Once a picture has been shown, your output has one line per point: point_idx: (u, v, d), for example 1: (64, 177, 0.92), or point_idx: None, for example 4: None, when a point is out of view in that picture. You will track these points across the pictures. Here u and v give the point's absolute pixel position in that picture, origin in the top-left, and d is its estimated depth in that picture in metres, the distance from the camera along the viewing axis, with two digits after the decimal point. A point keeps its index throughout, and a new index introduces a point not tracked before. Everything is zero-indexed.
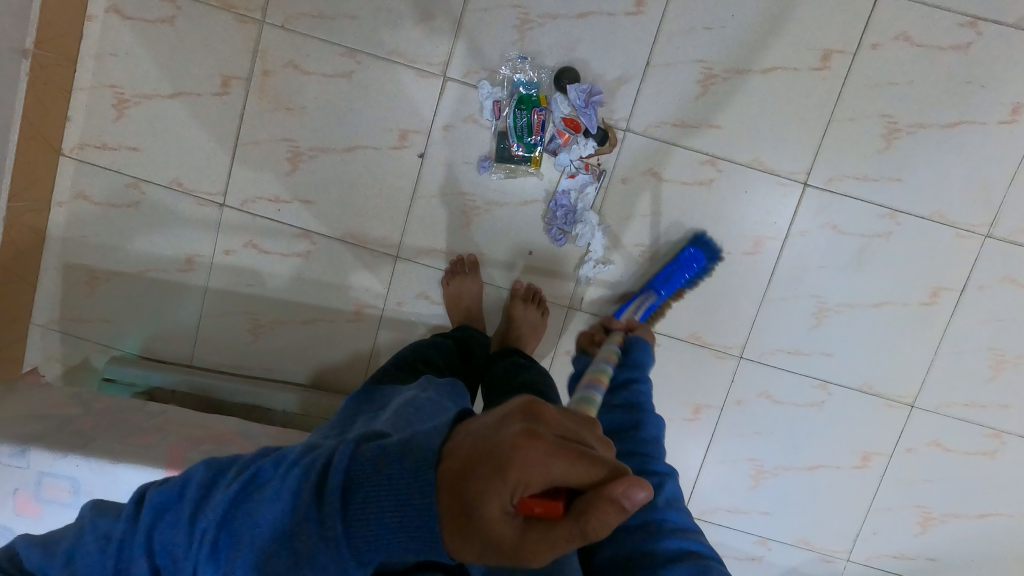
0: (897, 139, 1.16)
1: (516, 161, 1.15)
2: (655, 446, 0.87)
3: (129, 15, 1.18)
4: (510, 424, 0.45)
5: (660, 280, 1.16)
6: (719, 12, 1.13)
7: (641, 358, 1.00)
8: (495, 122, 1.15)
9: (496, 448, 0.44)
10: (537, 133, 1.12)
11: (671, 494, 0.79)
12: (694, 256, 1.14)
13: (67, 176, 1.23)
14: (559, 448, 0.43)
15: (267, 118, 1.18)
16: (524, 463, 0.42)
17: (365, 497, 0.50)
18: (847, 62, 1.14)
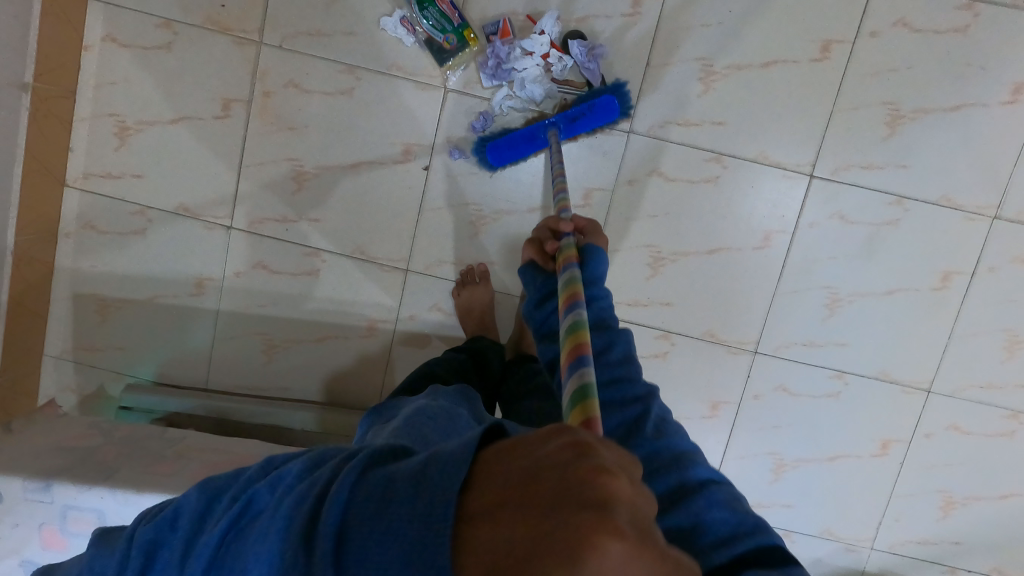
0: (900, 125, 1.15)
1: (455, 52, 1.12)
2: (630, 365, 0.75)
3: (126, 43, 1.17)
4: (581, 510, 0.34)
5: (568, 123, 1.11)
6: (716, 9, 1.12)
7: (597, 267, 0.88)
8: (414, 37, 1.13)
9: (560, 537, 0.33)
10: (453, 18, 1.10)
11: (661, 415, 0.68)
12: (607, 106, 1.09)
13: (72, 207, 1.23)
14: (641, 550, 0.34)
15: (269, 138, 1.18)
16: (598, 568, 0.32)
17: (375, 539, 0.41)
18: (847, 51, 1.13)
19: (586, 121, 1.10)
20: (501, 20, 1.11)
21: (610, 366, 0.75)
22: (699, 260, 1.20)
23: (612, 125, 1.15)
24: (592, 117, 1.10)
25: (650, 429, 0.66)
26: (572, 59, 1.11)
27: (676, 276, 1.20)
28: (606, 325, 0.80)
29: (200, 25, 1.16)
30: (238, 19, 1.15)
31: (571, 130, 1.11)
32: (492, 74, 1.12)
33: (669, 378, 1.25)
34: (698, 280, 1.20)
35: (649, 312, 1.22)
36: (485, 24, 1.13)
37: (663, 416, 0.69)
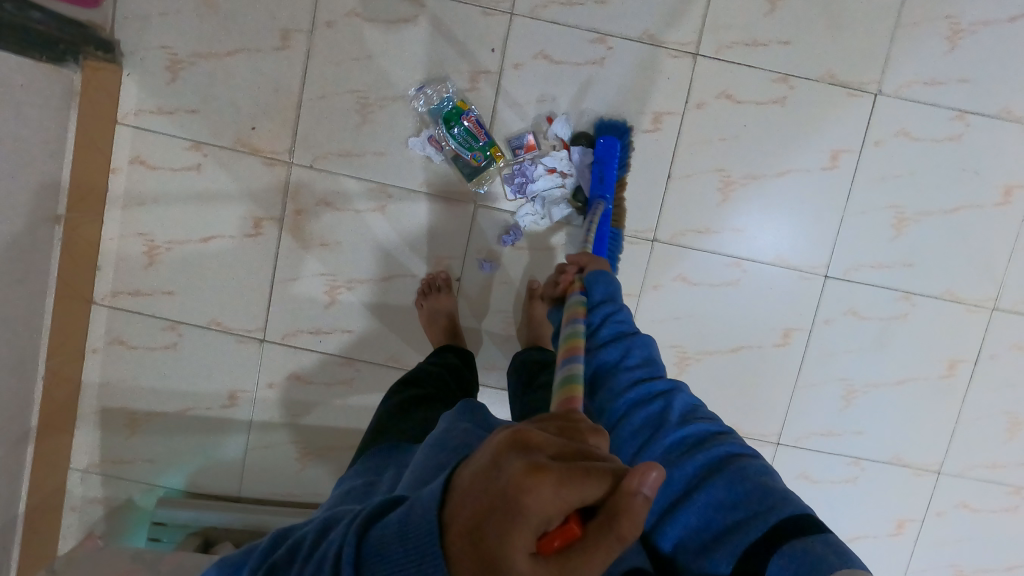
0: (905, 227, 1.22)
1: (483, 166, 1.16)
2: (652, 366, 0.78)
3: (155, 164, 1.18)
4: (506, 463, 0.40)
5: (597, 184, 1.13)
6: (733, 122, 1.18)
7: (607, 290, 0.89)
8: (441, 154, 1.16)
9: (498, 493, 0.39)
10: (479, 135, 1.13)
11: (682, 408, 0.71)
12: (608, 145, 1.13)
13: (99, 324, 1.23)
14: (569, 475, 0.39)
15: (300, 254, 1.20)
16: (539, 502, 0.38)
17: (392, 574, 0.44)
18: (855, 159, 1.20)
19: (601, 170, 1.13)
20: (527, 136, 1.16)
21: (629, 371, 0.77)
22: (722, 358, 1.25)
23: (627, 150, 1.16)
24: (608, 164, 1.12)
25: (677, 417, 0.69)
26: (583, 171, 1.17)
27: (701, 373, 1.26)
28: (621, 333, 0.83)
29: (231, 147, 1.17)
30: (268, 140, 1.17)
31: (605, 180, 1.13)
32: (518, 190, 1.17)
33: None
34: (722, 377, 1.26)
35: None
36: (511, 137, 1.17)
37: (691, 406, 0.71)
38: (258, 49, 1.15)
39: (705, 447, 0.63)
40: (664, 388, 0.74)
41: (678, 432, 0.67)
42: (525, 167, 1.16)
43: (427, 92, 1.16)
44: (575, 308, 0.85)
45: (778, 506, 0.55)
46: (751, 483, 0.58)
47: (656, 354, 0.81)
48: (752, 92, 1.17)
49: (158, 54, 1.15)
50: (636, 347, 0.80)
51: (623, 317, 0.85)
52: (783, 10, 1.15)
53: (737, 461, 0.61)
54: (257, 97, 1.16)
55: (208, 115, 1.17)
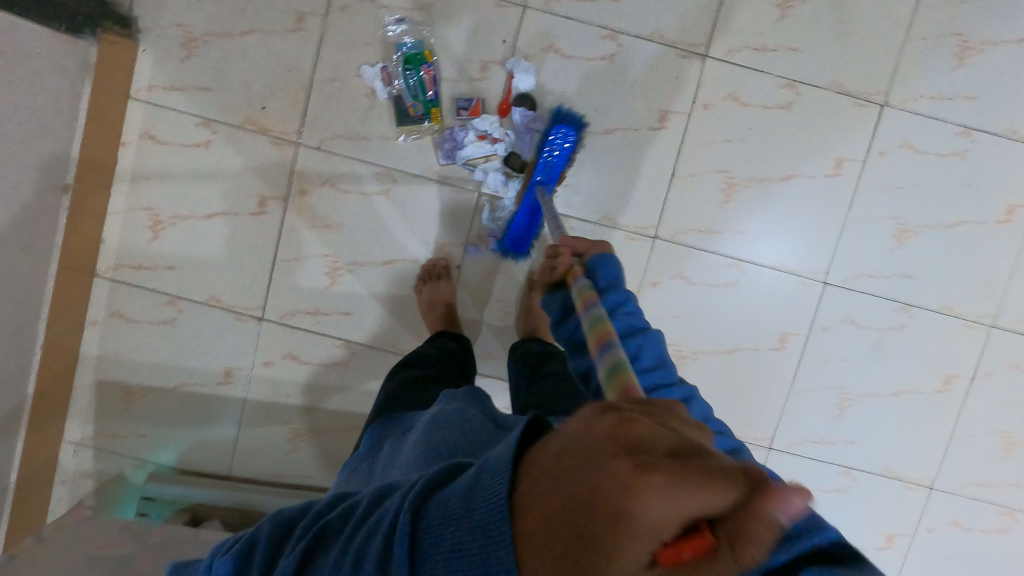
0: (906, 239, 1.22)
1: (417, 119, 1.17)
2: (664, 365, 0.81)
3: (164, 139, 1.20)
4: (610, 457, 0.34)
5: (541, 167, 1.15)
6: (738, 125, 1.19)
7: (611, 275, 0.89)
8: (388, 89, 1.17)
9: (596, 491, 0.33)
10: (429, 88, 1.15)
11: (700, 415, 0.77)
12: (564, 133, 1.14)
13: (100, 296, 1.24)
14: (684, 472, 0.32)
15: (303, 234, 1.21)
16: (646, 503, 0.32)
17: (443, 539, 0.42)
18: (859, 170, 1.20)
19: (557, 159, 1.15)
20: (475, 99, 1.17)
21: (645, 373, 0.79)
22: (717, 359, 1.25)
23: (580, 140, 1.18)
24: (558, 154, 1.15)
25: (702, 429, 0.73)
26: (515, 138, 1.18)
27: (696, 373, 1.26)
28: (633, 330, 0.83)
29: (241, 125, 1.19)
30: (277, 120, 1.18)
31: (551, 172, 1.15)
32: (447, 156, 1.18)
33: None
34: (717, 379, 1.26)
35: None
36: (457, 97, 1.18)
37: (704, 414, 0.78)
38: (272, 30, 1.16)
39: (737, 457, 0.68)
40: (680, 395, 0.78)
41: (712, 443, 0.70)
42: (456, 132, 1.16)
43: (404, 27, 1.16)
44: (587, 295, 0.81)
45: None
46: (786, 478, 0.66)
47: (665, 351, 0.83)
48: (759, 96, 1.18)
49: (174, 31, 1.16)
50: (647, 346, 0.82)
51: (631, 308, 0.85)
52: (793, 16, 1.17)
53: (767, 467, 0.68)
54: (268, 78, 1.17)
55: (220, 93, 1.18)
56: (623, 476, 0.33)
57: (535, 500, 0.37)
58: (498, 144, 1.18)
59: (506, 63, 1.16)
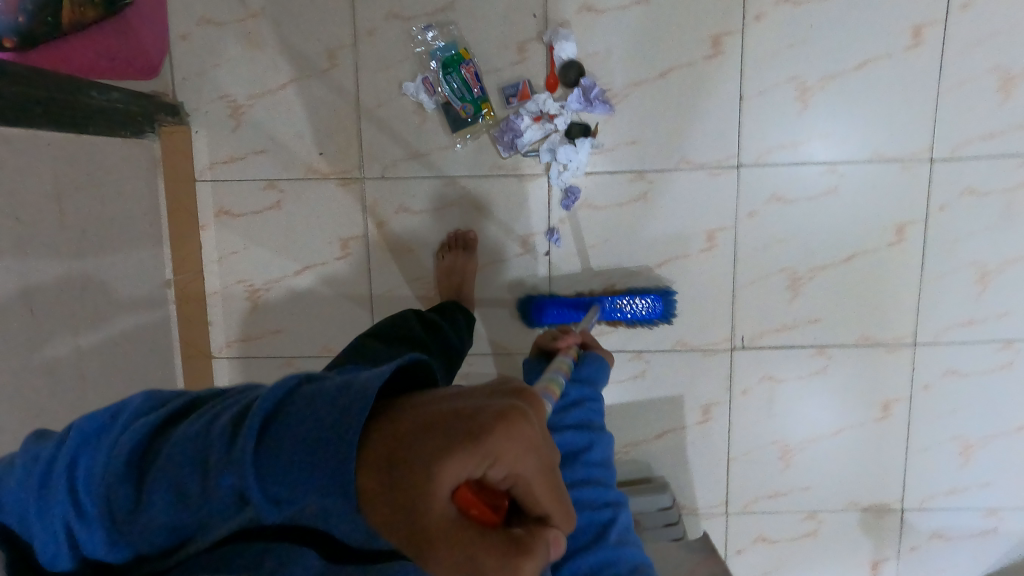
0: (1012, 87, 1.13)
1: (471, 120, 1.15)
2: (605, 470, 0.88)
3: (237, 211, 1.21)
4: (494, 402, 0.43)
5: (614, 313, 1.20)
6: (798, 25, 1.12)
7: (593, 373, 0.97)
8: (434, 99, 1.15)
9: (472, 415, 0.42)
10: (474, 86, 1.13)
11: (621, 528, 0.84)
12: (653, 306, 1.19)
13: (222, 375, 1.28)
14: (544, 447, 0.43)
15: (393, 264, 1.22)
16: (512, 440, 0.41)
17: (300, 424, 0.43)
18: (940, 33, 1.12)
19: (629, 319, 1.20)
20: (521, 83, 1.14)
21: (587, 467, 0.87)
22: (837, 271, 1.21)
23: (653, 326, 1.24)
24: (633, 314, 1.20)
25: (615, 535, 0.83)
26: (573, 109, 1.14)
27: (818, 293, 1.22)
28: (588, 426, 0.91)
29: (304, 177, 1.19)
30: (338, 161, 1.19)
31: (613, 317, 1.20)
32: (508, 147, 1.16)
33: (835, 390, 1.27)
34: (843, 290, 1.22)
35: (799, 334, 1.24)
36: (504, 85, 1.15)
37: (625, 524, 0.85)
38: (308, 75, 1.16)
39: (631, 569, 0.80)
40: (611, 500, 0.85)
41: (614, 550, 0.81)
42: (513, 123, 1.14)
43: (433, 32, 1.14)
44: (562, 366, 0.89)
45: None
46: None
47: (609, 454, 0.90)
48: None
49: (219, 104, 1.18)
50: (597, 445, 0.89)
51: (597, 404, 0.93)
52: None
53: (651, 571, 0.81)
54: (318, 123, 1.18)
55: (276, 152, 1.19)
56: (503, 413, 0.42)
57: (411, 424, 0.42)
58: (557, 120, 1.15)
59: (544, 37, 1.13)
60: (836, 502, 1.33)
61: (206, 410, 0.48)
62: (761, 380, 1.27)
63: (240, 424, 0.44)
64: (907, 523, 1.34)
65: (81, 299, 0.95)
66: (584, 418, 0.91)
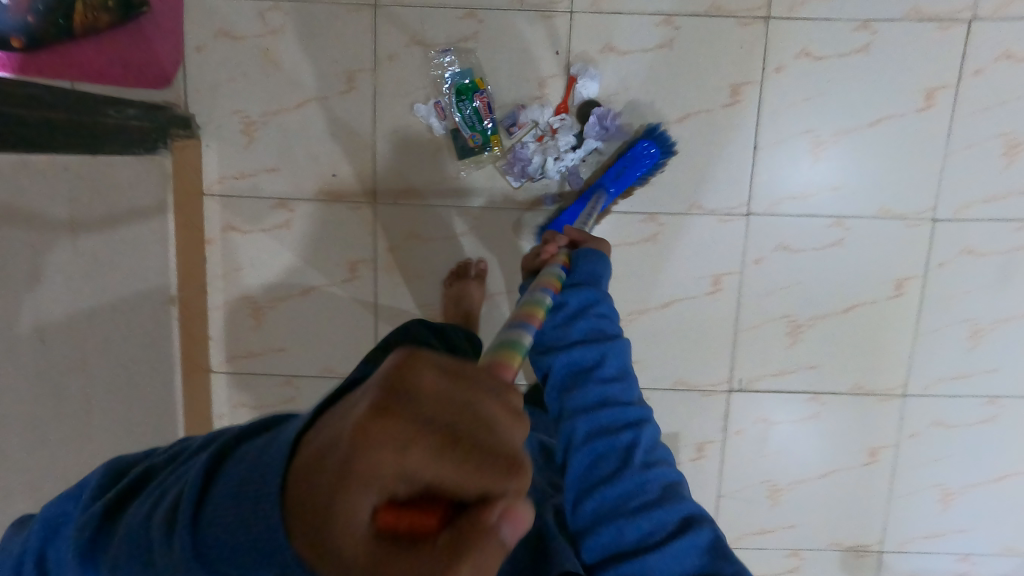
0: (1018, 153, 1.15)
1: (477, 150, 1.14)
2: (624, 376, 0.82)
3: (245, 228, 1.20)
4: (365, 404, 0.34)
5: (614, 179, 1.13)
6: (816, 80, 1.14)
7: (592, 272, 0.92)
8: (443, 123, 1.15)
9: (345, 436, 0.33)
10: (487, 116, 1.12)
11: (646, 446, 0.76)
12: (647, 150, 1.12)
13: (221, 389, 1.27)
14: (432, 431, 0.32)
15: (399, 289, 1.22)
16: (382, 455, 0.31)
17: (221, 509, 0.39)
18: (953, 95, 1.14)
19: (630, 172, 1.13)
20: (518, 110, 1.14)
21: (602, 384, 0.80)
22: (837, 320, 1.23)
23: (661, 166, 1.15)
24: (637, 167, 1.13)
25: (641, 457, 0.75)
26: (591, 136, 1.14)
27: (817, 341, 1.24)
28: (599, 336, 0.84)
29: (316, 197, 1.19)
30: (351, 184, 1.18)
31: (618, 185, 1.13)
32: (519, 176, 1.16)
33: (826, 435, 1.30)
34: (841, 339, 1.24)
35: (795, 378, 1.26)
36: (505, 114, 1.15)
37: (653, 442, 0.77)
38: (325, 96, 1.15)
39: (668, 499, 0.71)
40: (631, 418, 0.78)
41: (643, 476, 0.73)
42: (520, 152, 1.14)
43: (450, 57, 1.14)
44: (548, 280, 0.86)
45: (732, 559, 0.67)
46: (704, 540, 0.68)
47: (629, 361, 0.84)
48: (831, 44, 1.13)
49: (232, 120, 1.16)
50: (610, 355, 0.82)
51: (603, 308, 0.87)
52: None
53: (704, 523, 0.70)
54: (333, 144, 1.17)
55: (288, 170, 1.18)
56: (364, 423, 0.32)
57: (308, 459, 0.36)
58: (580, 150, 1.15)
59: (572, 70, 1.13)
60: (820, 542, 1.35)
61: (157, 493, 0.46)
62: (755, 423, 1.29)
63: (174, 517, 0.41)
64: (885, 564, 1.36)
65: (90, 318, 0.94)
66: (594, 329, 0.85)
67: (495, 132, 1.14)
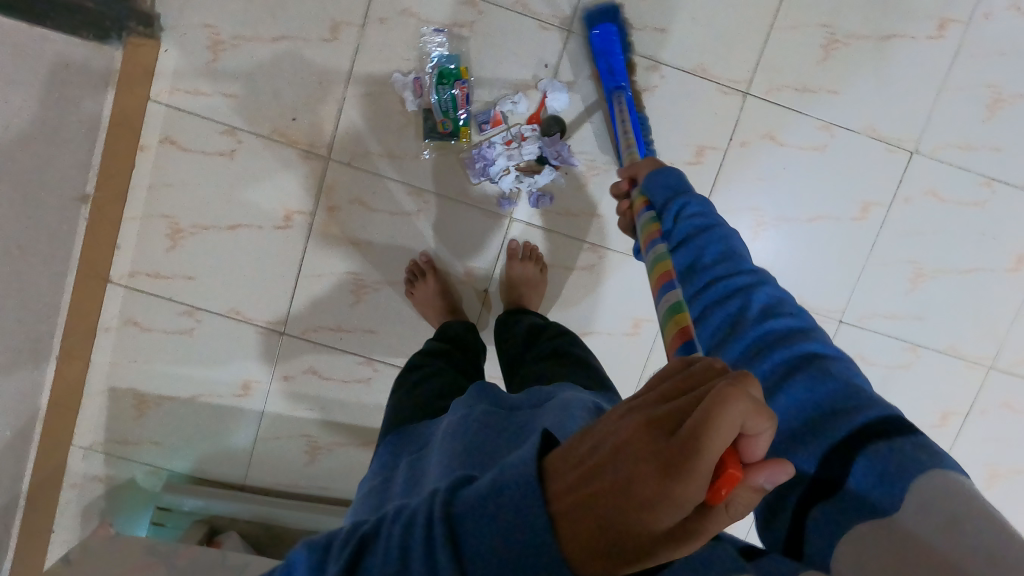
0: (922, 282, 1.26)
1: (444, 136, 1.14)
2: (734, 254, 0.67)
3: (186, 146, 1.14)
4: (627, 448, 0.37)
5: (608, 76, 1.10)
6: (771, 164, 1.20)
7: (672, 184, 0.76)
8: (417, 101, 1.14)
9: (619, 486, 0.36)
10: (462, 106, 1.12)
11: (762, 302, 0.61)
12: (604, 34, 1.09)
13: (114, 303, 1.19)
14: (698, 438, 0.35)
15: (330, 251, 1.19)
16: (683, 483, 0.35)
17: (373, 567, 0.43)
18: (883, 213, 1.23)
19: (608, 59, 1.09)
20: (494, 111, 1.15)
21: (708, 269, 0.66)
22: None
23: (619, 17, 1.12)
24: (615, 53, 1.09)
25: (758, 312, 0.60)
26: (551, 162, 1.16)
27: None
28: (703, 225, 0.69)
29: (269, 136, 1.14)
30: (309, 134, 1.15)
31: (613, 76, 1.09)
32: (479, 174, 1.16)
33: None
34: None
35: None
36: (478, 110, 1.15)
37: (776, 299, 0.61)
38: (306, 38, 1.12)
39: (785, 344, 0.56)
40: (742, 283, 0.63)
41: (759, 331, 0.58)
42: (485, 151, 1.15)
43: (442, 37, 1.13)
44: (649, 228, 0.74)
45: (864, 406, 0.49)
46: (837, 382, 0.52)
47: (739, 241, 0.69)
48: (794, 135, 1.19)
49: (200, 33, 1.11)
50: (713, 240, 0.68)
51: (696, 203, 0.72)
52: (835, 57, 1.17)
53: (826, 359, 0.54)
54: (301, 89, 1.13)
55: (246, 100, 1.13)
56: (649, 474, 0.35)
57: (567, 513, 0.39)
58: (540, 173, 1.17)
59: (540, 85, 1.15)
60: None
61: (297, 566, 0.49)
62: None
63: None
64: None
65: None
66: (692, 227, 0.70)
67: (465, 125, 1.14)
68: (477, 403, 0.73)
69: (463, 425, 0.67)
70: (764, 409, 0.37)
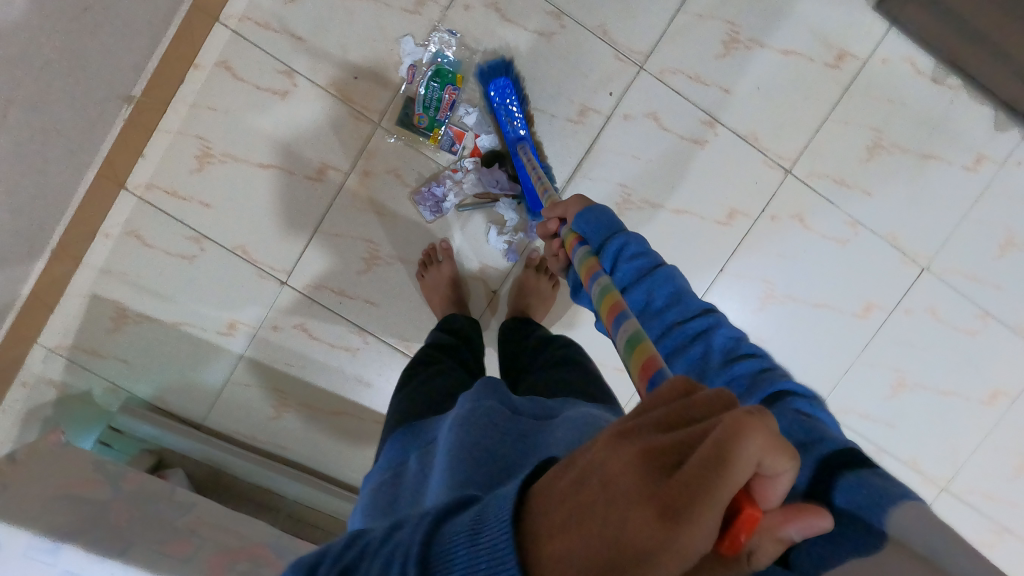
0: (901, 392, 1.31)
1: (417, 129, 1.15)
2: (682, 296, 0.67)
3: (240, 74, 1.13)
4: (618, 488, 0.31)
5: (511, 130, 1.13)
6: (792, 244, 1.24)
7: (604, 224, 0.77)
8: (407, 84, 1.15)
9: (610, 534, 0.31)
10: (444, 111, 1.14)
11: (722, 342, 0.63)
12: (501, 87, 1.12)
13: (123, 210, 1.15)
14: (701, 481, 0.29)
15: (354, 214, 1.18)
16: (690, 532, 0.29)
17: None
18: (882, 318, 1.28)
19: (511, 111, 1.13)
20: (450, 130, 1.16)
21: (659, 318, 0.67)
22: None
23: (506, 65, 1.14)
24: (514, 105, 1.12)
25: (720, 358, 0.61)
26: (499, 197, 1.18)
27: None
28: (645, 271, 0.70)
29: (325, 88, 1.14)
30: (365, 96, 1.15)
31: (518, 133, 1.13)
32: (433, 213, 1.19)
33: None
34: None
35: None
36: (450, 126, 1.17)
37: (736, 339, 0.63)
38: (389, 5, 1.12)
39: (758, 388, 0.57)
40: (699, 326, 0.64)
41: (725, 376, 0.59)
42: (434, 189, 1.17)
43: (454, 38, 1.14)
44: (586, 266, 0.73)
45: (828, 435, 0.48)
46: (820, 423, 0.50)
47: (684, 280, 0.70)
48: (821, 224, 1.24)
49: None
50: (659, 284, 0.68)
51: (632, 245, 0.73)
52: (878, 161, 1.22)
53: (793, 397, 0.55)
54: (370, 51, 1.14)
55: (313, 47, 1.13)
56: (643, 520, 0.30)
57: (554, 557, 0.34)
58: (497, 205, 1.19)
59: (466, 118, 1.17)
60: None
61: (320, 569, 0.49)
62: None
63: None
64: None
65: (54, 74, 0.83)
66: (634, 272, 0.71)
67: (439, 129, 1.15)
68: (486, 399, 0.71)
69: (472, 424, 0.64)
70: (782, 448, 0.32)
